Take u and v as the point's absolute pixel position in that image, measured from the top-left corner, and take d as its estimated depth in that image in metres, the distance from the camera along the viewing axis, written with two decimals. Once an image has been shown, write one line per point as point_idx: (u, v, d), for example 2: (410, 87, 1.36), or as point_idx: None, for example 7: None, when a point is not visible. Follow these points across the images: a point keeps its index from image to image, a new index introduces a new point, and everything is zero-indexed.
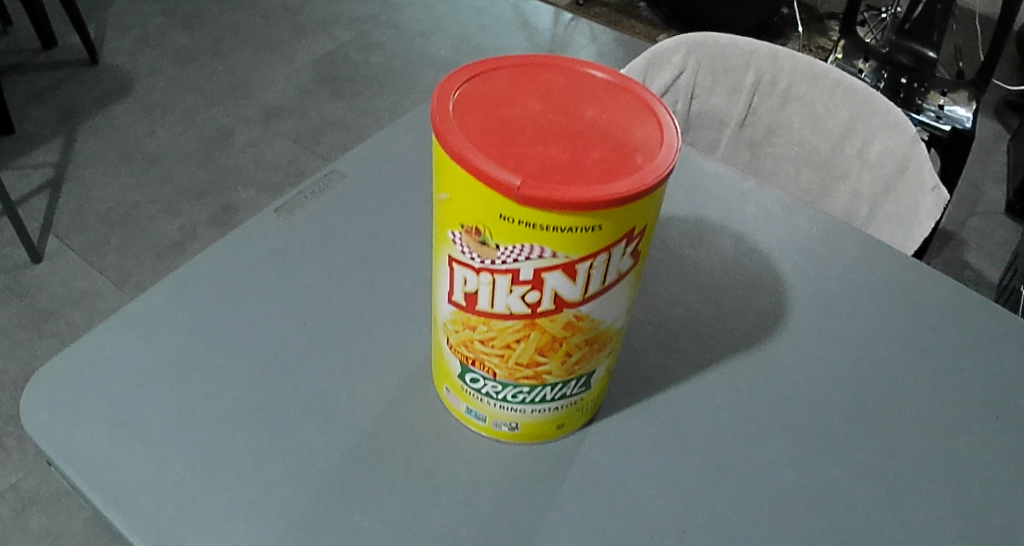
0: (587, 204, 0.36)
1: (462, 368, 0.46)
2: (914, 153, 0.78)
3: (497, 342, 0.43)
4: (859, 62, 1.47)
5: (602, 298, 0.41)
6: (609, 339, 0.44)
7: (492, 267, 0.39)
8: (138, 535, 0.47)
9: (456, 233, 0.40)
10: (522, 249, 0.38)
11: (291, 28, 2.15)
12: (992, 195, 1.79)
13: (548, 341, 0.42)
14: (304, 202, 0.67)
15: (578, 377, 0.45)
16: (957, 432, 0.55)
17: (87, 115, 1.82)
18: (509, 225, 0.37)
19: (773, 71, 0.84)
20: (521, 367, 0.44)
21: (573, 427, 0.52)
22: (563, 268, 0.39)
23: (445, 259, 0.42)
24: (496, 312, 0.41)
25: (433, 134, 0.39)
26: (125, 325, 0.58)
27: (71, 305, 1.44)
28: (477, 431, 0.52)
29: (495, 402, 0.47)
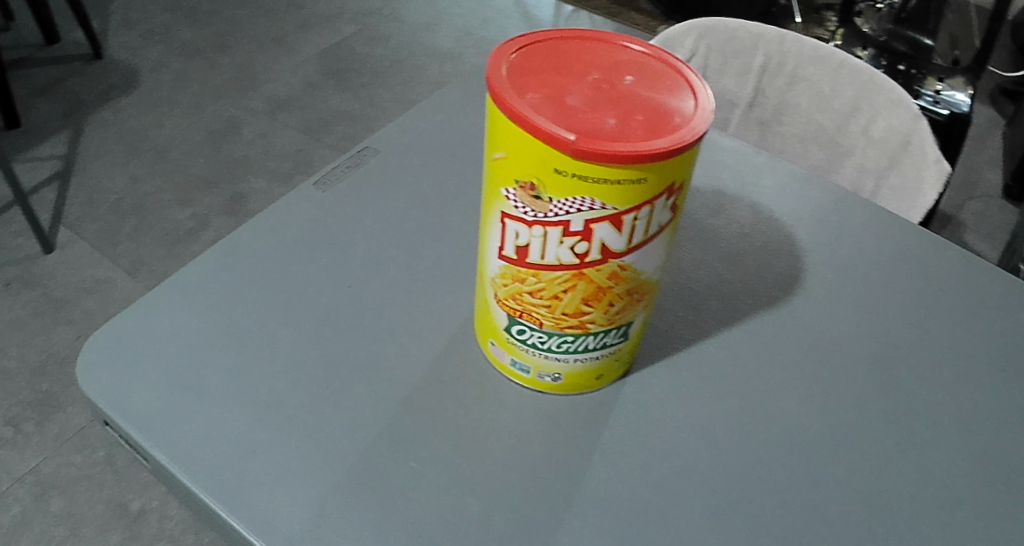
0: (635, 157, 0.39)
1: (508, 321, 0.49)
2: (918, 129, 0.82)
3: (545, 293, 0.46)
4: (858, 50, 1.51)
5: (644, 249, 0.44)
6: (647, 291, 0.48)
7: (545, 220, 0.43)
8: (205, 483, 0.50)
9: (510, 190, 0.43)
10: (574, 202, 0.41)
11: (295, 21, 2.17)
12: (990, 180, 1.83)
13: (593, 291, 0.46)
14: (340, 176, 0.70)
15: (618, 327, 0.49)
16: (967, 383, 0.59)
17: (95, 108, 1.84)
18: (563, 179, 0.41)
19: (781, 52, 0.88)
20: (566, 317, 0.47)
21: (609, 379, 0.55)
22: (610, 220, 0.42)
23: (497, 216, 0.45)
24: (545, 263, 0.45)
25: (491, 98, 0.42)
26: (177, 293, 0.61)
27: (85, 293, 1.46)
28: (520, 383, 0.55)
29: (540, 352, 0.50)
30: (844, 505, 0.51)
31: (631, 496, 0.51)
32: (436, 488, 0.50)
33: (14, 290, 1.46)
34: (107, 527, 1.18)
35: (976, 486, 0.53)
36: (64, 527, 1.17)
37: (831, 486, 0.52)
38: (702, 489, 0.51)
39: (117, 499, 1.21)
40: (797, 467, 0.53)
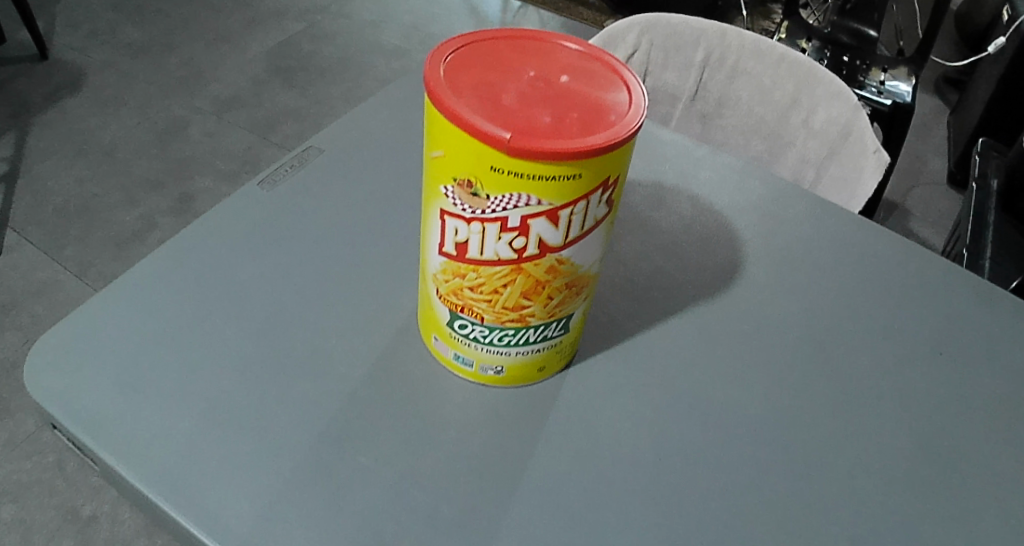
0: (569, 154, 0.40)
1: (451, 315, 0.50)
2: (856, 120, 0.84)
3: (485, 288, 0.47)
4: (802, 42, 1.53)
5: (581, 243, 0.45)
6: (586, 283, 0.49)
7: (483, 216, 0.44)
8: (153, 484, 0.50)
9: (449, 187, 0.44)
10: (511, 198, 0.42)
11: (243, 19, 2.15)
12: (934, 167, 1.88)
13: (533, 285, 0.46)
14: (285, 175, 0.70)
15: (558, 319, 0.50)
16: (898, 365, 0.61)
17: (39, 109, 1.80)
18: (499, 176, 0.41)
19: (723, 47, 0.89)
20: (507, 311, 0.48)
21: (553, 370, 0.56)
22: (546, 215, 0.43)
23: (437, 212, 0.46)
24: (485, 259, 0.45)
25: (428, 98, 0.42)
26: (122, 294, 0.60)
27: (32, 297, 1.43)
28: (465, 377, 0.56)
29: (482, 346, 0.51)
30: (780, 485, 0.53)
31: (575, 485, 0.52)
32: (384, 483, 0.51)
33: None
34: (60, 532, 1.16)
35: (903, 464, 0.56)
36: (15, 536, 1.15)
37: (767, 468, 0.54)
38: (643, 474, 0.53)
39: (69, 504, 1.19)
40: (736, 450, 0.55)
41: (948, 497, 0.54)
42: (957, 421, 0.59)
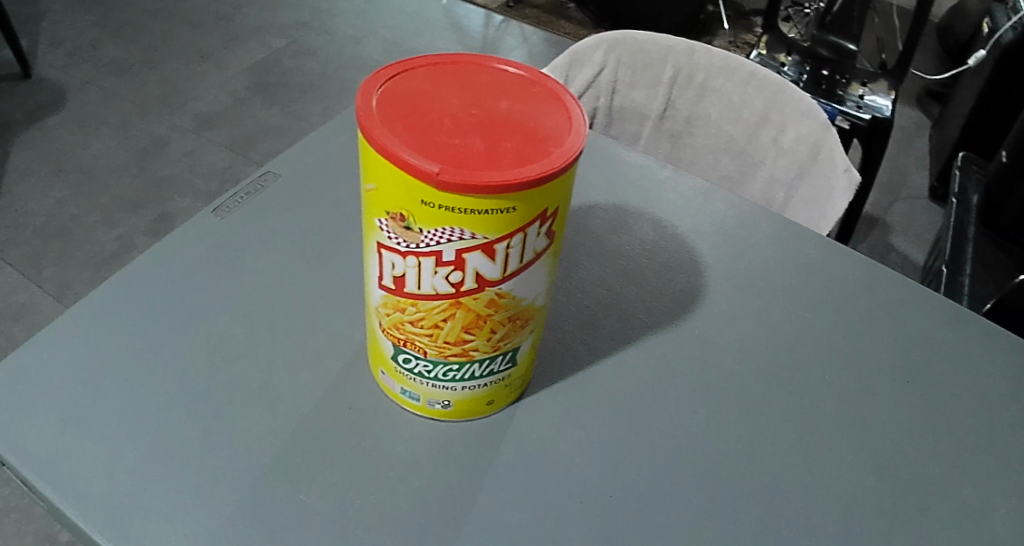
0: (501, 188, 0.39)
1: (394, 350, 0.49)
2: (826, 139, 0.84)
3: (425, 322, 0.46)
4: (781, 56, 1.53)
5: (522, 275, 0.44)
6: (531, 314, 0.48)
7: (417, 250, 0.42)
8: (92, 524, 0.48)
9: (383, 221, 0.43)
10: (444, 231, 0.41)
11: (225, 36, 2.14)
12: (915, 181, 1.88)
13: (473, 318, 0.45)
14: (239, 203, 0.69)
15: (504, 352, 0.49)
16: (860, 392, 0.60)
17: (20, 128, 1.79)
18: (431, 210, 0.40)
19: (690, 64, 0.89)
20: (450, 345, 0.47)
21: (502, 405, 0.55)
22: (482, 248, 0.42)
23: (373, 244, 0.45)
24: (422, 293, 0.44)
25: (358, 130, 0.41)
26: (69, 326, 0.59)
27: (9, 321, 1.41)
28: (412, 411, 0.55)
29: (427, 381, 0.50)
30: (738, 519, 0.52)
31: (524, 523, 0.51)
32: (325, 520, 0.50)
33: None
34: None
35: (865, 494, 0.54)
36: None
37: (727, 501, 0.53)
38: (594, 509, 0.52)
39: (45, 530, 1.15)
40: (693, 483, 0.53)
41: (910, 530, 0.53)
42: (920, 450, 0.57)
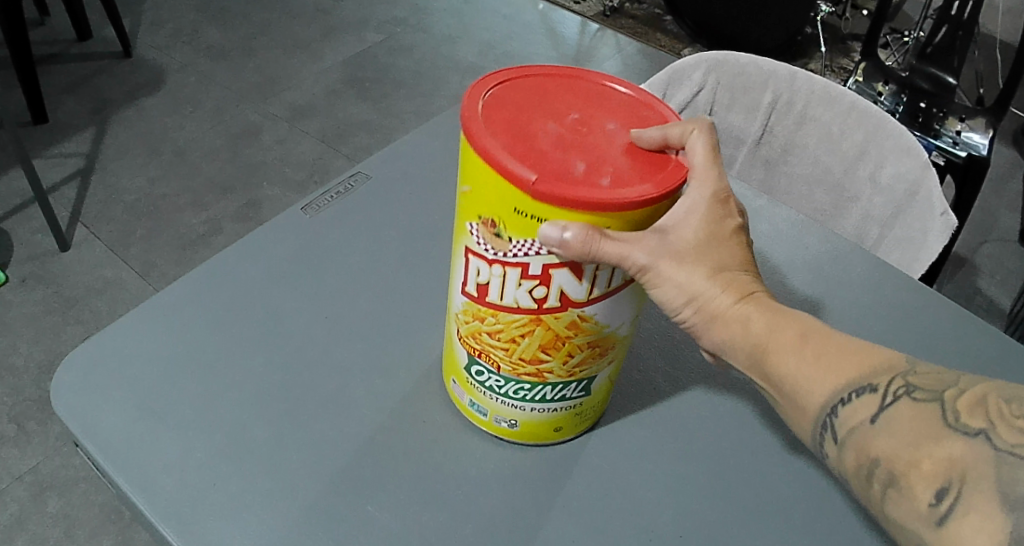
0: (596, 205, 0.39)
1: (469, 360, 0.49)
2: (925, 178, 0.80)
3: (502, 335, 0.46)
4: (879, 85, 1.47)
5: (608, 299, 0.44)
6: (614, 342, 0.47)
7: (503, 259, 0.42)
8: (158, 516, 0.49)
9: (473, 225, 0.42)
10: (532, 243, 0.41)
11: (322, 27, 2.19)
12: (1008, 223, 1.79)
13: (552, 338, 0.45)
14: (329, 202, 0.71)
15: (578, 380, 0.48)
16: None
17: (120, 106, 1.88)
18: (522, 219, 0.40)
19: (791, 91, 0.87)
20: (524, 362, 0.46)
21: (567, 436, 0.54)
22: (570, 267, 0.41)
23: (460, 247, 0.45)
24: (502, 303, 0.44)
25: (461, 129, 0.41)
26: (152, 312, 0.61)
27: (96, 294, 1.47)
28: (477, 426, 0.55)
29: (497, 397, 0.50)
30: None
31: None
32: (391, 535, 0.50)
33: (27, 286, 1.47)
34: (99, 531, 1.15)
35: None
36: (56, 530, 1.15)
37: None
38: None
39: (111, 504, 1.18)
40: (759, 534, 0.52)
41: None
42: None
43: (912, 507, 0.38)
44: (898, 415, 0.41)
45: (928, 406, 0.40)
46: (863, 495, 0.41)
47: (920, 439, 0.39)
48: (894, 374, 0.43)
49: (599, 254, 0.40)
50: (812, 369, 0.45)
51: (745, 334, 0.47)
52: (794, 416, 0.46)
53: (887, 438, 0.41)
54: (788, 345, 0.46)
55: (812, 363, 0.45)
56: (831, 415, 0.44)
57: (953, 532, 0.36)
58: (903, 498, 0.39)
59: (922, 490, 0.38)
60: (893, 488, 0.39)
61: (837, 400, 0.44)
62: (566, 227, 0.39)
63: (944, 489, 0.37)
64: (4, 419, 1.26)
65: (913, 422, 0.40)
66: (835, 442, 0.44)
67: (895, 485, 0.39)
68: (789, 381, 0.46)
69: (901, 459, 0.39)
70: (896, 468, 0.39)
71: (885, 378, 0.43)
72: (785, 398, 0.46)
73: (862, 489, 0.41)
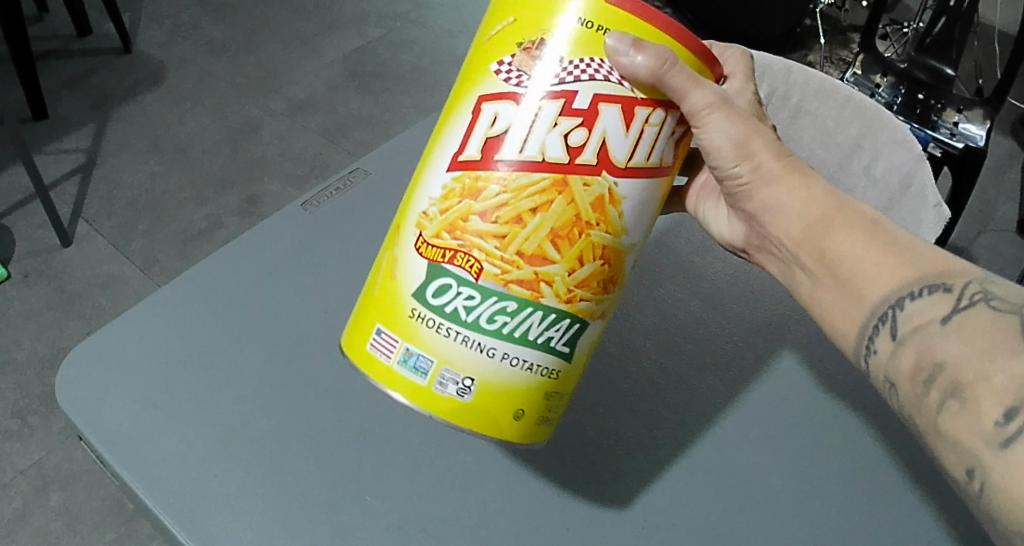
0: (667, 29, 0.42)
1: (436, 273, 0.45)
2: (919, 172, 0.83)
3: (505, 215, 0.43)
4: (877, 76, 1.48)
5: (635, 179, 0.44)
6: (617, 263, 0.46)
7: (544, 89, 0.42)
8: (162, 507, 0.54)
9: (510, 59, 0.43)
10: (590, 63, 0.42)
11: (322, 22, 2.19)
12: (1005, 213, 1.80)
13: (568, 221, 0.43)
14: (329, 198, 0.75)
15: (569, 316, 0.45)
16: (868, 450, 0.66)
17: (120, 102, 1.88)
18: (586, 32, 0.42)
19: (786, 86, 0.86)
20: (520, 258, 0.43)
21: (521, 438, 0.48)
22: (621, 105, 0.43)
23: (475, 103, 0.45)
24: (520, 161, 0.43)
25: None
26: (154, 311, 0.65)
27: (98, 289, 1.48)
28: (399, 396, 0.46)
29: (460, 335, 0.45)
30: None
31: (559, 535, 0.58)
32: (387, 522, 0.56)
33: (30, 281, 1.49)
34: (102, 523, 1.16)
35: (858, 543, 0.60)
36: (59, 523, 1.16)
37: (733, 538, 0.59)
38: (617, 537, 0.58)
39: (113, 497, 1.19)
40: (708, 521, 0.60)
41: None
42: None
43: (973, 423, 0.39)
44: (971, 320, 0.42)
45: (1004, 316, 0.41)
46: (915, 401, 0.43)
47: (990, 351, 0.40)
48: (972, 282, 0.44)
49: (669, 77, 0.42)
50: (877, 259, 0.48)
51: (806, 205, 0.52)
52: (846, 305, 0.50)
53: (954, 342, 0.42)
54: (852, 230, 0.50)
55: (883, 255, 0.48)
56: (894, 310, 0.46)
57: (1014, 454, 0.38)
58: (964, 411, 0.40)
59: (988, 408, 0.39)
60: (954, 399, 0.40)
61: (903, 294, 0.46)
62: (640, 41, 0.41)
63: (1013, 409, 0.38)
64: (8, 413, 1.28)
65: (988, 329, 0.41)
66: (892, 339, 0.46)
67: (958, 396, 0.40)
68: (850, 266, 0.49)
69: (970, 368, 0.40)
70: (962, 380, 0.40)
71: (960, 280, 0.44)
72: (843, 281, 0.49)
73: (912, 393, 0.43)
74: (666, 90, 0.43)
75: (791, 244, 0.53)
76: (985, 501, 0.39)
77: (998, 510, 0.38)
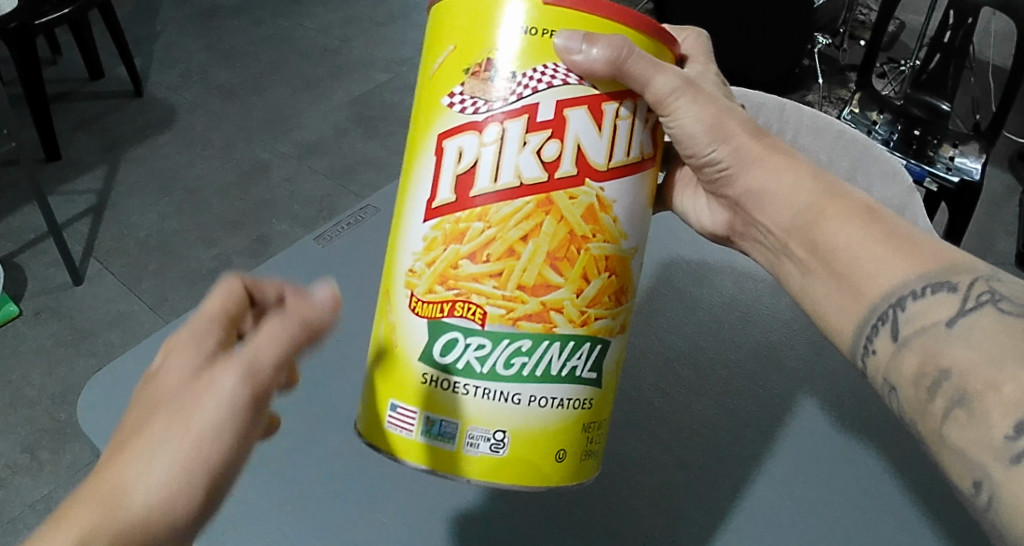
0: (614, 15, 0.45)
1: (441, 331, 0.47)
2: (911, 203, 0.85)
3: (496, 251, 0.45)
4: (873, 114, 1.53)
5: (620, 180, 0.46)
6: (623, 271, 0.47)
7: (505, 111, 0.44)
8: None
9: (461, 87, 0.45)
10: (544, 71, 0.44)
11: (329, 67, 2.24)
12: (1003, 247, 1.82)
13: (563, 241, 0.45)
14: (339, 234, 0.80)
15: (588, 338, 0.47)
16: (867, 473, 0.67)
17: (131, 144, 1.94)
18: (531, 43, 0.44)
19: (780, 122, 0.90)
20: (523, 292, 0.45)
21: (568, 477, 0.49)
22: (585, 106, 0.45)
23: (437, 144, 0.47)
24: (498, 191, 0.45)
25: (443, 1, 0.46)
26: None
27: (108, 327, 1.50)
28: (434, 469, 0.47)
29: (477, 391, 0.46)
30: None
31: None
32: None
33: (40, 319, 1.51)
34: None
35: None
36: None
37: None
38: None
39: None
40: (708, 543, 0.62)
41: None
42: None
43: (981, 436, 0.38)
44: (979, 324, 0.40)
45: (1015, 318, 0.39)
46: (914, 405, 0.42)
47: (1003, 356, 0.38)
48: (977, 280, 0.42)
49: (627, 65, 0.45)
50: (874, 252, 0.47)
51: (796, 195, 0.53)
52: (842, 299, 0.49)
53: (961, 348, 0.40)
54: (845, 216, 0.49)
55: (881, 247, 0.47)
56: (895, 310, 0.45)
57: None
58: (971, 422, 0.38)
59: (999, 419, 0.37)
60: (960, 408, 0.39)
61: (906, 292, 0.45)
62: (590, 35, 0.43)
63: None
64: (18, 448, 1.30)
65: (998, 334, 0.39)
66: (893, 340, 0.45)
67: (964, 405, 0.39)
68: (843, 258, 0.49)
69: (978, 377, 0.38)
70: (969, 388, 0.39)
71: (965, 278, 0.43)
72: (844, 285, 0.48)
73: (915, 398, 0.42)
74: (628, 79, 0.46)
75: (779, 232, 0.54)
76: (994, 515, 0.37)
77: (1003, 524, 0.37)
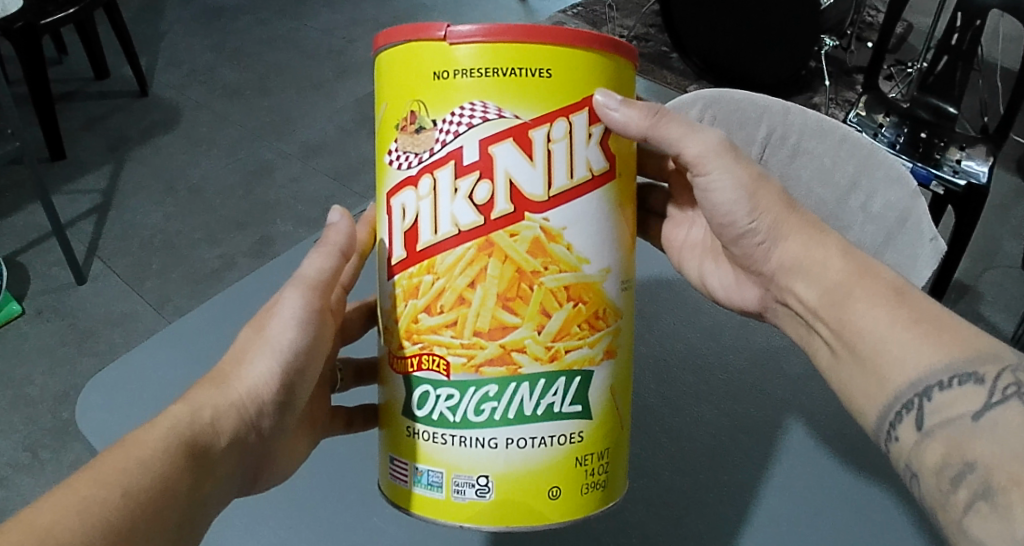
0: (526, 37, 0.43)
1: (415, 386, 0.48)
2: (914, 207, 0.86)
3: (448, 301, 0.46)
4: (879, 117, 1.50)
5: (564, 207, 0.45)
6: (594, 298, 0.47)
7: (433, 163, 0.46)
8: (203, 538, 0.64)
9: (394, 144, 0.47)
10: (464, 112, 0.45)
11: (335, 67, 2.23)
12: (1010, 250, 1.81)
13: (511, 281, 0.45)
14: None
15: (566, 372, 0.46)
16: (869, 480, 0.67)
17: (135, 144, 1.94)
18: (442, 87, 0.45)
19: (784, 126, 0.88)
20: (480, 338, 0.45)
21: (581, 510, 0.48)
22: (512, 138, 0.45)
23: (387, 202, 0.49)
24: (440, 240, 0.46)
25: (377, 49, 0.48)
26: (171, 345, 0.73)
27: (111, 326, 1.50)
28: (429, 518, 0.48)
29: (455, 440, 0.47)
30: None
31: None
32: None
33: (44, 317, 1.51)
34: None
35: None
36: None
37: None
38: None
39: None
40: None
41: None
42: None
43: (1005, 528, 0.38)
44: (1005, 419, 0.41)
45: None
46: (937, 493, 0.43)
47: None
48: (1003, 371, 0.43)
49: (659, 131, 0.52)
50: (900, 339, 0.47)
51: (825, 274, 0.52)
52: (864, 384, 0.49)
53: (987, 442, 0.41)
54: (873, 299, 0.49)
55: (907, 333, 0.47)
56: (920, 399, 0.45)
57: None
58: (996, 515, 0.39)
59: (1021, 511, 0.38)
60: (984, 501, 0.40)
61: (931, 383, 0.45)
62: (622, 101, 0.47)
63: None
64: (20, 446, 1.30)
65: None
66: (917, 430, 0.45)
67: (988, 498, 0.39)
68: (870, 343, 0.48)
69: (1003, 471, 0.39)
70: (995, 480, 0.40)
71: (991, 369, 0.44)
72: (865, 368, 0.48)
73: (937, 489, 0.43)
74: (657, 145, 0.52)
75: (810, 306, 0.53)
76: None
77: None
